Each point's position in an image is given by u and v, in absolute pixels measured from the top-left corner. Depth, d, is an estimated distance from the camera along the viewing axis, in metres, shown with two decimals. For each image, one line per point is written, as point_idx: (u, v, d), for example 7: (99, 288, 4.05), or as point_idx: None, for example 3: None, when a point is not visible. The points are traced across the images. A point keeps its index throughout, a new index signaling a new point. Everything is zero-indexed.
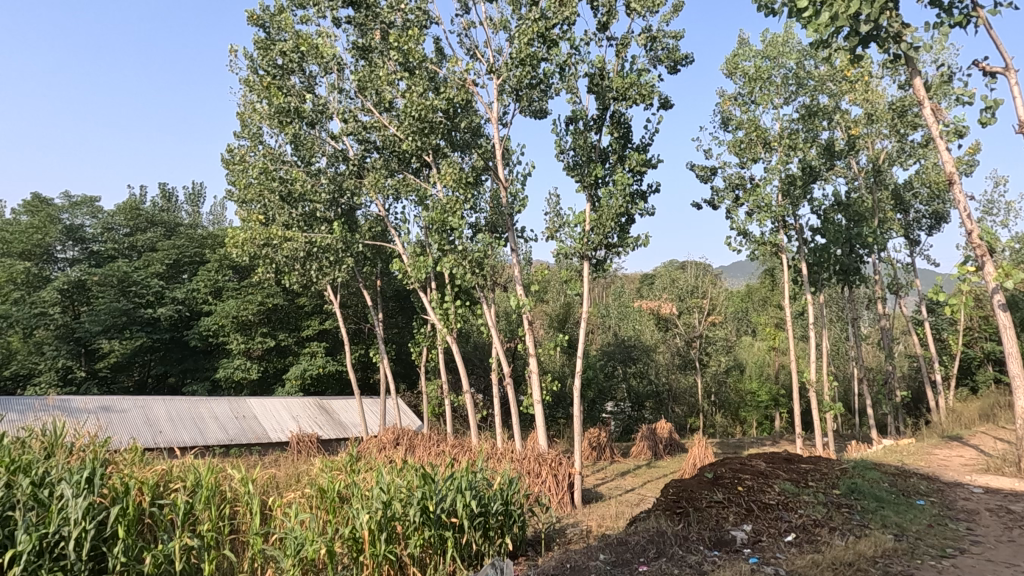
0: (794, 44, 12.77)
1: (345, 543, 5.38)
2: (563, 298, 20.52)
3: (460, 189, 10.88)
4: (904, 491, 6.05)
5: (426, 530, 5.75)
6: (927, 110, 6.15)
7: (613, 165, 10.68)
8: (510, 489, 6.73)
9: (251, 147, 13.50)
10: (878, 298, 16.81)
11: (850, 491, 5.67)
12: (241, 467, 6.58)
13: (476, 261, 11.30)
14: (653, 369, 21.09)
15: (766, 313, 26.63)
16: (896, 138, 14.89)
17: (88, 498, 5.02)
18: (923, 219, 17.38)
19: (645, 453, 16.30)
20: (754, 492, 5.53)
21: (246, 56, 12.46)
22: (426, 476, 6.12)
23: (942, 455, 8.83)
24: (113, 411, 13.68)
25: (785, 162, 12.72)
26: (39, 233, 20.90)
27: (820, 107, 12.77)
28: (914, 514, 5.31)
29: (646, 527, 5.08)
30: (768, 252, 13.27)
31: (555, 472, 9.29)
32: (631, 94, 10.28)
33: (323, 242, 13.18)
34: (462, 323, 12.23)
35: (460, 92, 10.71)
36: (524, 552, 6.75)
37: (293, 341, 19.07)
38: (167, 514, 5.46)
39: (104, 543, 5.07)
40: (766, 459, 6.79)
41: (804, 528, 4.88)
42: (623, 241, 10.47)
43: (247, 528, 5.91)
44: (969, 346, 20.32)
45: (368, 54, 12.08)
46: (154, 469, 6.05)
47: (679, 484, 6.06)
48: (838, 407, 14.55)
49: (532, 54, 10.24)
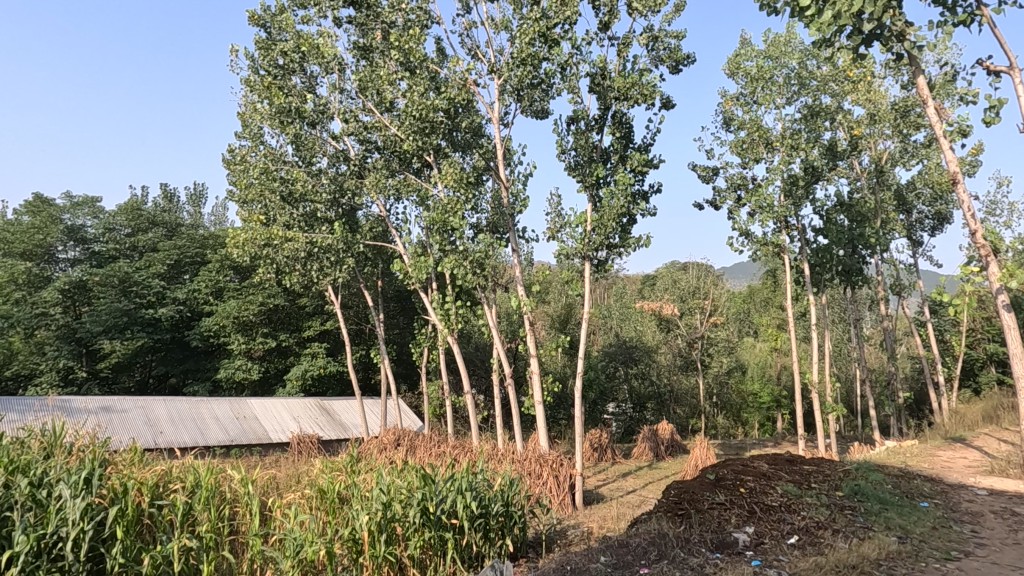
0: (796, 44, 12.74)
1: (344, 544, 5.34)
2: (565, 299, 20.49)
3: (461, 190, 10.86)
4: (907, 493, 6.00)
5: (426, 531, 5.71)
6: (931, 110, 6.01)
7: (614, 165, 10.64)
8: (510, 490, 6.69)
9: (252, 147, 13.49)
10: (880, 299, 16.75)
11: (853, 493, 5.62)
12: (241, 468, 6.55)
13: (477, 261, 11.26)
14: (655, 370, 21.29)
15: (768, 314, 26.58)
16: (899, 138, 14.87)
17: (87, 498, 5.00)
18: (926, 219, 17.31)
19: (647, 455, 16.23)
20: (756, 494, 5.48)
21: (247, 56, 12.44)
22: (426, 477, 6.08)
23: (945, 456, 8.78)
24: (114, 411, 13.67)
25: (788, 162, 12.68)
26: (41, 234, 20.91)
27: (822, 107, 12.72)
28: (918, 516, 5.26)
29: (647, 529, 5.04)
30: (770, 252, 13.21)
31: (556, 473, 9.25)
32: (632, 94, 10.24)
33: (324, 242, 13.13)
34: (463, 324, 12.19)
35: (461, 92, 10.69)
36: (525, 554, 6.71)
37: (294, 342, 19.05)
38: (166, 515, 5.43)
39: (102, 543, 5.04)
40: (769, 461, 6.74)
41: (807, 530, 4.83)
42: (625, 241, 10.43)
43: (246, 529, 5.88)
44: (972, 348, 20.24)
45: (369, 54, 12.06)
46: (153, 469, 6.02)
47: (681, 485, 6.02)
48: (841, 409, 14.47)
49: (534, 54, 10.21)
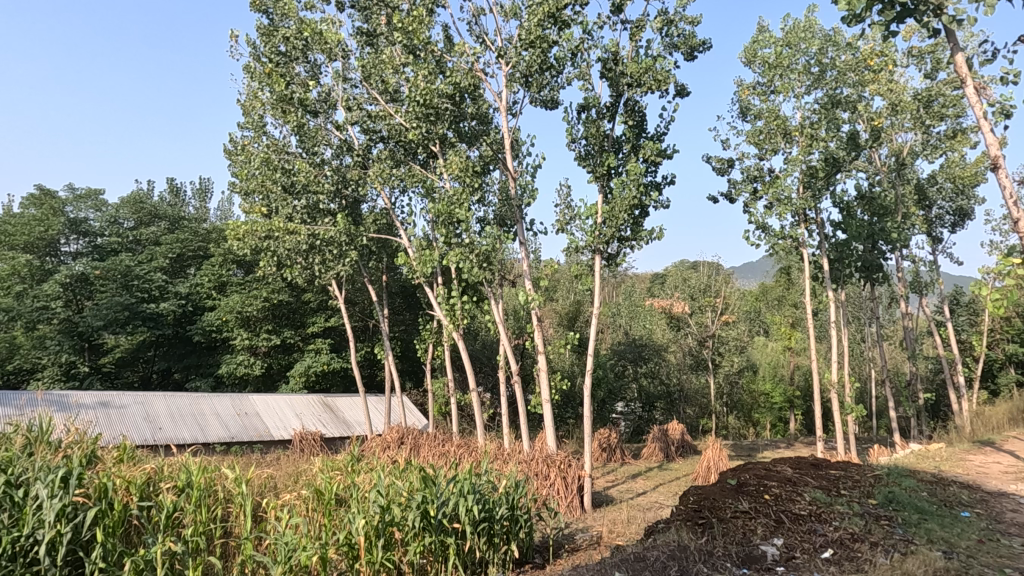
0: (816, 30, 12.23)
1: (340, 549, 4.98)
2: (573, 296, 20.12)
3: (466, 179, 10.55)
4: (946, 502, 5.57)
5: (427, 536, 5.34)
6: (977, 100, 4.50)
7: (626, 155, 10.23)
8: (516, 493, 6.26)
9: (254, 137, 13.20)
10: (900, 297, 16.21)
11: (887, 501, 5.22)
12: (236, 467, 6.20)
13: (484, 255, 10.81)
14: (664, 369, 20.67)
15: (781, 313, 26.05)
16: (921, 130, 14.30)
17: (65, 499, 4.65)
18: (946, 215, 16.60)
19: (657, 455, 15.80)
20: (782, 502, 5.09)
21: (248, 42, 12.11)
22: (426, 479, 5.68)
23: (978, 462, 8.28)
24: (112, 407, 13.40)
25: (807, 154, 12.21)
26: (42, 226, 20.74)
27: (843, 98, 12.23)
28: (961, 527, 4.84)
29: (666, 541, 4.63)
30: (788, 247, 12.73)
31: (564, 474, 8.85)
32: (646, 80, 9.80)
33: (326, 234, 12.60)
34: (469, 320, 11.73)
35: (467, 78, 10.28)
36: (532, 560, 6.35)
37: (298, 339, 18.79)
38: (152, 517, 5.07)
39: (82, 546, 4.74)
40: (793, 464, 6.32)
41: (842, 543, 4.41)
42: (637, 234, 10.02)
43: (238, 531, 5.54)
44: (991, 348, 19.70)
45: (374, 41, 11.90)
46: (142, 468, 5.63)
47: (700, 491, 5.62)
48: (861, 410, 13.86)
49: (543, 37, 9.80)
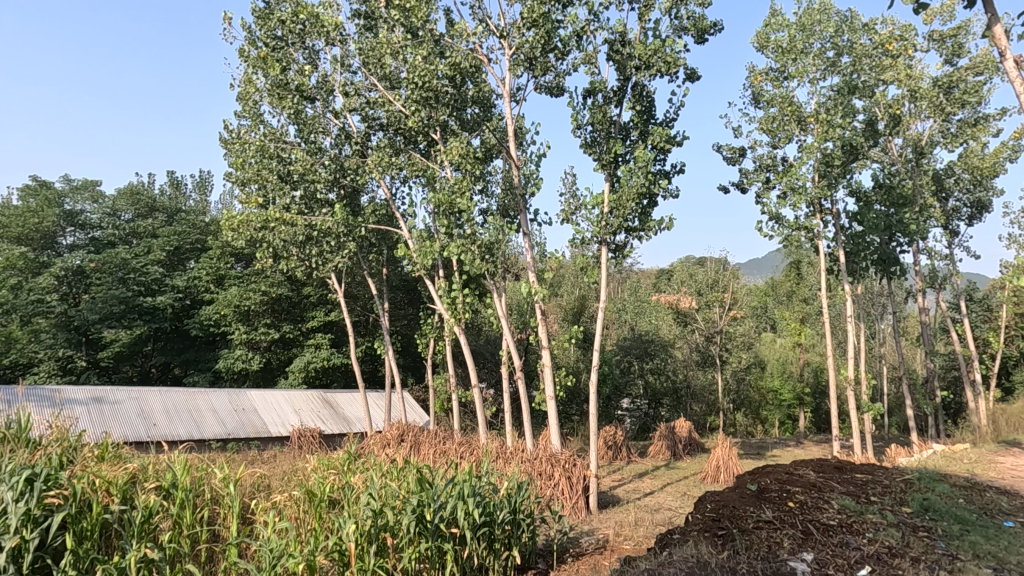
0: (831, 12, 11.74)
1: (330, 555, 4.55)
2: (577, 291, 19.65)
3: (467, 167, 10.11)
4: (986, 510, 5.17)
5: (422, 542, 4.93)
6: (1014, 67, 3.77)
7: (634, 142, 9.80)
8: (518, 495, 5.86)
9: (251, 127, 12.78)
10: (916, 293, 15.62)
11: (922, 510, 4.84)
12: (225, 466, 5.81)
13: (486, 246, 10.40)
14: (671, 365, 20.02)
15: (789, 308, 25.47)
16: (940, 118, 13.78)
17: (33, 500, 4.20)
18: (963, 208, 15.97)
19: (664, 453, 15.35)
20: (808, 510, 4.72)
21: (243, 26, 11.73)
22: (423, 481, 5.31)
23: (1009, 464, 7.86)
24: (105, 402, 13.13)
25: (822, 141, 11.72)
26: (36, 218, 20.43)
27: (858, 84, 11.78)
28: (1006, 539, 4.42)
29: (682, 555, 4.21)
30: (802, 238, 12.24)
31: (568, 473, 8.43)
32: (654, 62, 9.33)
33: (323, 225, 12.30)
34: (471, 314, 11.21)
35: (468, 59, 9.72)
36: (535, 565, 5.98)
37: (297, 333, 18.42)
38: (128, 521, 4.63)
39: (51, 552, 4.30)
40: (815, 467, 5.93)
41: (879, 559, 3.98)
42: (645, 225, 9.59)
43: (225, 535, 5.15)
44: (1008, 345, 19.16)
45: (372, 24, 11.56)
46: (124, 467, 5.22)
47: (718, 498, 5.22)
48: (878, 409, 13.30)
49: (546, 14, 9.36)
